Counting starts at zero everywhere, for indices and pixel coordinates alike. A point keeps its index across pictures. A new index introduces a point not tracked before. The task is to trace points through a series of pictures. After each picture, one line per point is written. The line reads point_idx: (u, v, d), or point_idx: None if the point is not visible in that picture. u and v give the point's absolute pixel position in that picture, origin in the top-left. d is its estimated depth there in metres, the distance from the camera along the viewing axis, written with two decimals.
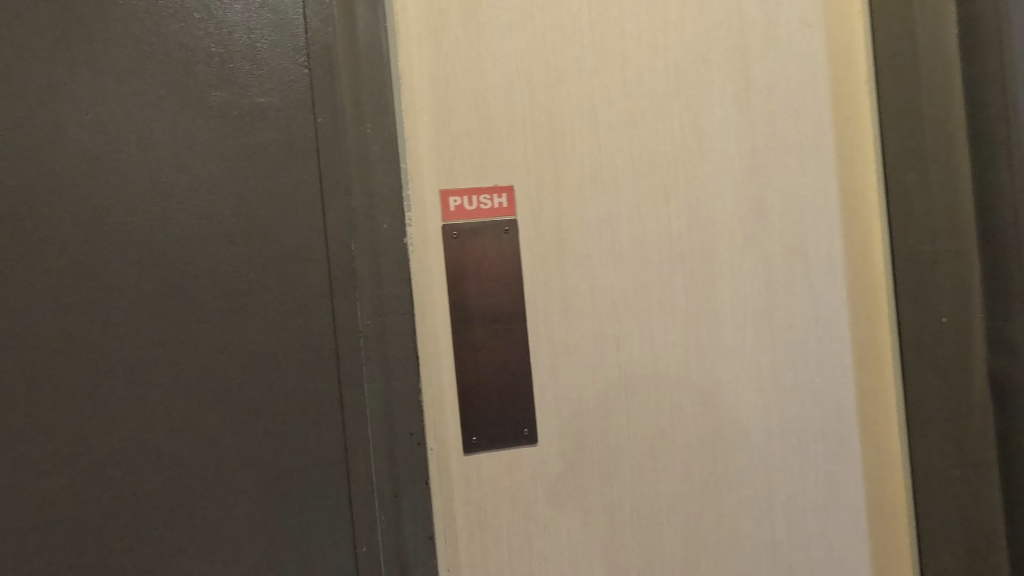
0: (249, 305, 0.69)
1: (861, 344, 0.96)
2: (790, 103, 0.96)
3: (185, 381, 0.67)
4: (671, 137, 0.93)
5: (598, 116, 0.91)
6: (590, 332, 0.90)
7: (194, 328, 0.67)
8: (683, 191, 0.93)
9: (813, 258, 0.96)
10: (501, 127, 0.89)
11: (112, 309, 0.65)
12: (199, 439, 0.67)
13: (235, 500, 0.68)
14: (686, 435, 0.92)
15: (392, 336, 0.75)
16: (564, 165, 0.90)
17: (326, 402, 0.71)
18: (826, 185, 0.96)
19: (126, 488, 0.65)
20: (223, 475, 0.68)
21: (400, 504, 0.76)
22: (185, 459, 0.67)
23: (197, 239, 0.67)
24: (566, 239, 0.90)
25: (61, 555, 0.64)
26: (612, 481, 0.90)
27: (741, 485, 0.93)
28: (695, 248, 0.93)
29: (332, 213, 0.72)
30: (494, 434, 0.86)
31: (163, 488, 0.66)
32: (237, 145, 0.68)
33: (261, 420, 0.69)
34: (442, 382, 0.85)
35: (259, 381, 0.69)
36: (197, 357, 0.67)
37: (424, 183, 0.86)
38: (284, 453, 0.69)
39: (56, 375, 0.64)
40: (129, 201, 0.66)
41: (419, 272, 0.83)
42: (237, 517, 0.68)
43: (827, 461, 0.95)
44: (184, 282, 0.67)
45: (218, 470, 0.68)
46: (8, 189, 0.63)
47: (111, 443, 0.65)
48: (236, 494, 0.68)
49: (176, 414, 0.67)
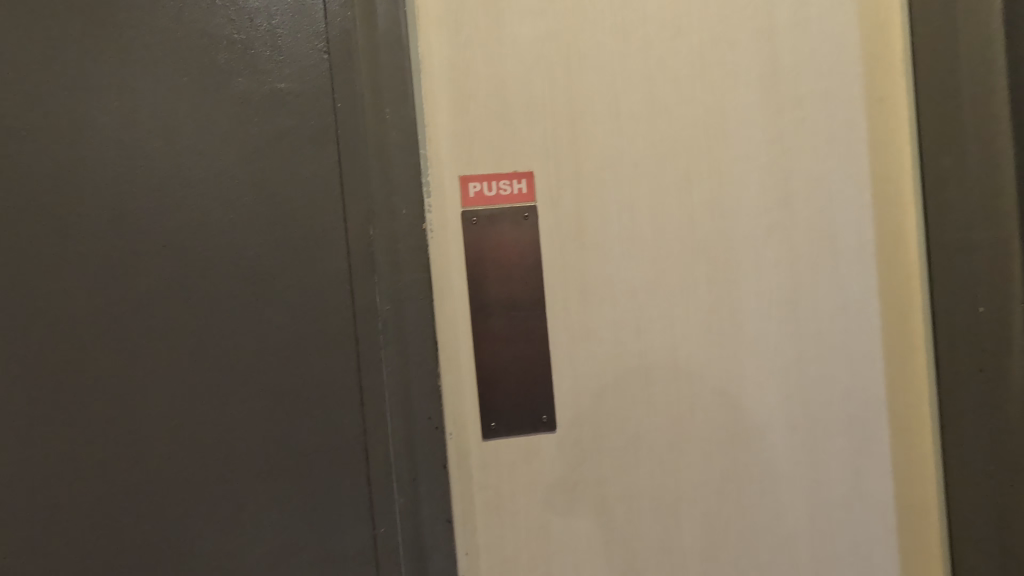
0: (270, 289, 0.70)
1: (892, 334, 0.93)
2: (820, 85, 0.93)
3: (210, 363, 0.69)
4: (694, 121, 0.91)
5: (619, 100, 0.90)
6: (609, 320, 0.89)
7: (218, 311, 0.69)
8: (707, 177, 0.91)
9: (842, 246, 0.93)
10: (521, 113, 0.88)
11: (140, 292, 0.68)
12: (223, 420, 0.69)
13: (257, 479, 0.70)
14: (707, 424, 0.91)
15: (410, 321, 0.76)
16: (584, 150, 0.89)
17: (345, 385, 0.72)
18: (857, 169, 0.93)
19: (155, 465, 0.68)
20: (246, 455, 0.70)
21: (418, 488, 0.76)
22: (210, 439, 0.69)
23: (220, 224, 0.69)
24: (586, 226, 0.89)
25: (95, 527, 0.67)
26: (631, 470, 0.89)
27: (763, 476, 0.91)
28: (717, 235, 0.91)
29: (352, 199, 0.72)
30: (512, 420, 0.86)
31: (190, 466, 0.69)
32: (258, 132, 0.69)
33: (283, 402, 0.70)
34: (460, 368, 0.85)
35: (280, 364, 0.70)
36: (221, 340, 0.69)
37: (444, 169, 0.86)
38: (304, 435, 0.71)
39: (89, 355, 0.67)
40: (156, 187, 0.68)
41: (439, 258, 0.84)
42: (259, 496, 0.70)
43: (853, 454, 0.93)
44: (208, 266, 0.69)
45: (242, 450, 0.69)
46: (45, 176, 0.66)
47: (141, 422, 0.68)
48: (258, 473, 0.70)
49: (202, 394, 0.69)
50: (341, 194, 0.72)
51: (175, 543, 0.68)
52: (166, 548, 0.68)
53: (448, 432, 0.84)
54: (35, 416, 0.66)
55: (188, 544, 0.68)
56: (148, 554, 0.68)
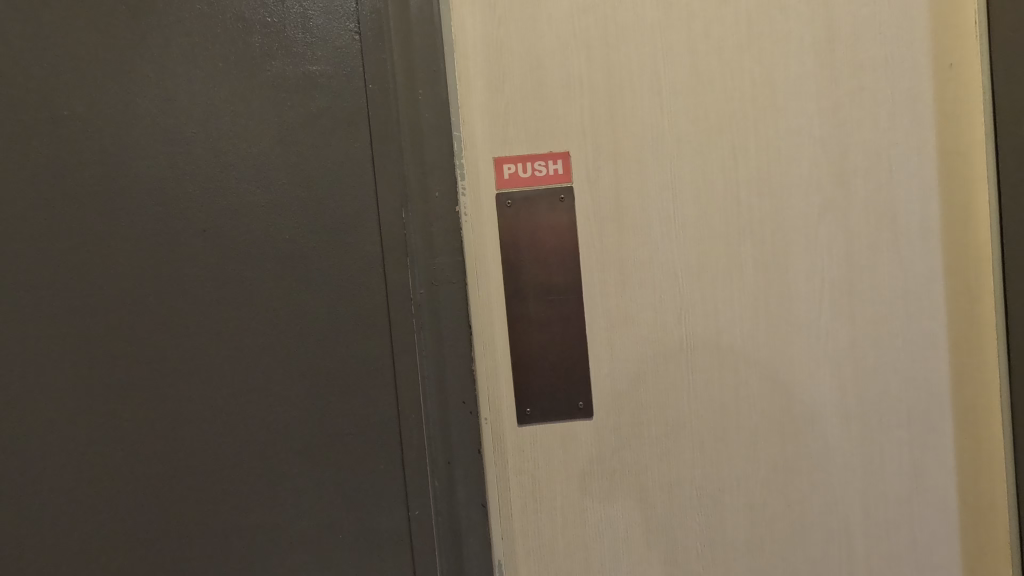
0: (305, 273, 0.70)
1: (959, 320, 0.87)
2: (881, 50, 0.86)
3: (250, 346, 0.70)
4: (741, 95, 0.86)
5: (660, 75, 0.86)
6: (650, 304, 0.86)
7: (256, 295, 0.70)
8: (754, 154, 0.86)
9: (903, 225, 0.86)
10: (557, 91, 0.85)
11: (182, 275, 0.69)
12: (263, 401, 0.71)
13: (295, 459, 0.71)
14: (753, 414, 0.87)
15: (444, 305, 0.75)
16: (622, 128, 0.86)
17: (380, 368, 0.72)
18: (922, 141, 0.86)
19: (200, 444, 0.70)
20: (285, 436, 0.71)
21: (453, 472, 0.76)
22: (250, 421, 0.71)
23: (258, 209, 0.70)
24: (625, 208, 0.86)
25: (148, 504, 0.70)
26: (671, 459, 0.87)
27: (812, 469, 0.87)
28: (766, 216, 0.86)
29: (384, 181, 0.72)
30: (548, 406, 0.85)
31: (233, 446, 0.71)
32: (292, 116, 0.70)
33: (320, 384, 0.71)
34: (496, 353, 0.84)
35: (317, 347, 0.71)
36: (260, 323, 0.70)
37: (478, 151, 0.84)
38: (340, 417, 0.71)
39: (137, 337, 0.69)
40: (195, 173, 0.69)
41: (474, 240, 0.83)
42: (298, 477, 0.71)
43: (913, 447, 0.87)
44: (247, 251, 0.70)
45: (281, 431, 0.71)
46: (92, 164, 0.68)
47: (187, 403, 0.70)
48: (297, 453, 0.71)
49: (242, 375, 0.70)
50: (374, 176, 0.71)
51: (221, 520, 0.71)
52: (213, 525, 0.71)
53: (483, 417, 0.84)
54: (89, 395, 0.69)
55: (233, 522, 0.71)
56: (196, 529, 0.70)
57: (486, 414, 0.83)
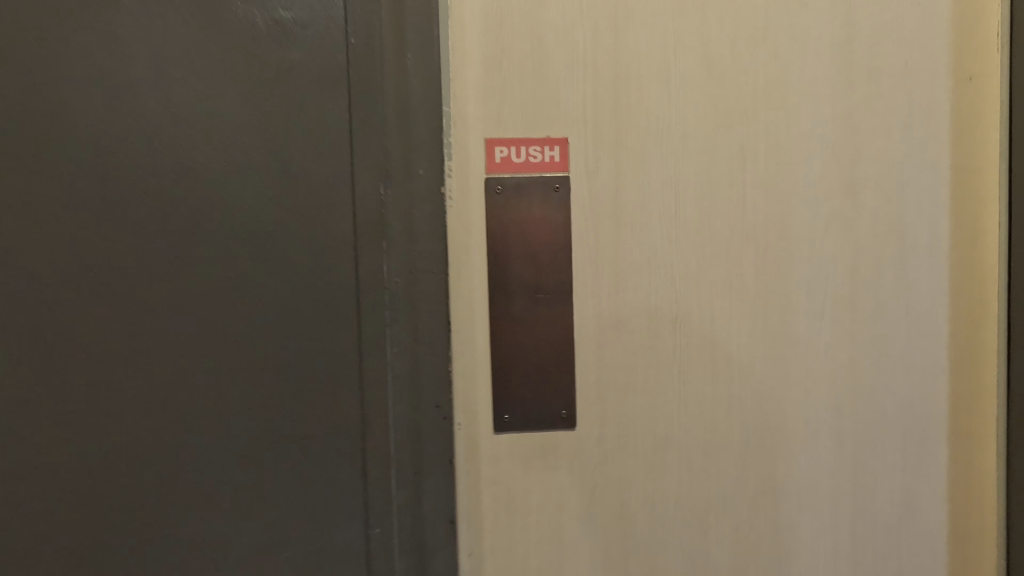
0: (266, 250, 0.62)
1: (960, 345, 0.83)
2: (901, 56, 0.81)
3: (193, 330, 0.61)
4: (753, 93, 0.80)
5: (670, 64, 0.80)
6: (643, 310, 0.80)
7: (205, 271, 0.61)
8: (762, 157, 0.81)
9: (911, 242, 0.82)
10: (559, 72, 0.78)
11: (117, 243, 0.59)
12: (206, 395, 0.61)
13: (241, 466, 0.62)
14: (744, 433, 0.82)
15: (422, 296, 0.69)
16: (626, 118, 0.79)
17: (344, 363, 0.64)
18: (935, 154, 0.82)
19: (124, 442, 0.60)
20: (229, 435, 0.62)
21: (422, 482, 0.70)
22: (191, 417, 0.61)
23: (212, 173, 0.60)
24: (623, 204, 0.80)
25: (52, 511, 0.59)
26: (657, 476, 0.81)
27: (801, 492, 0.83)
28: (771, 222, 0.81)
29: (361, 152, 0.64)
30: (528, 414, 0.78)
31: (166, 444, 0.61)
32: (260, 68, 0.61)
33: (274, 378, 0.62)
34: (476, 352, 0.77)
35: (273, 335, 0.62)
36: (208, 304, 0.61)
37: (469, 130, 0.77)
38: (296, 419, 0.63)
39: (54, 314, 0.58)
40: (139, 124, 0.59)
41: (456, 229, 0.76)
42: (240, 483, 0.62)
43: (906, 474, 0.83)
44: (197, 220, 0.60)
45: (225, 429, 0.61)
46: (10, 101, 0.56)
47: (114, 392, 0.60)
48: (243, 456, 0.62)
49: (183, 365, 0.61)
50: (351, 145, 0.63)
51: (148, 533, 0.60)
52: (138, 539, 0.60)
53: (455, 422, 0.77)
54: None
55: (162, 536, 0.61)
56: (118, 544, 0.60)
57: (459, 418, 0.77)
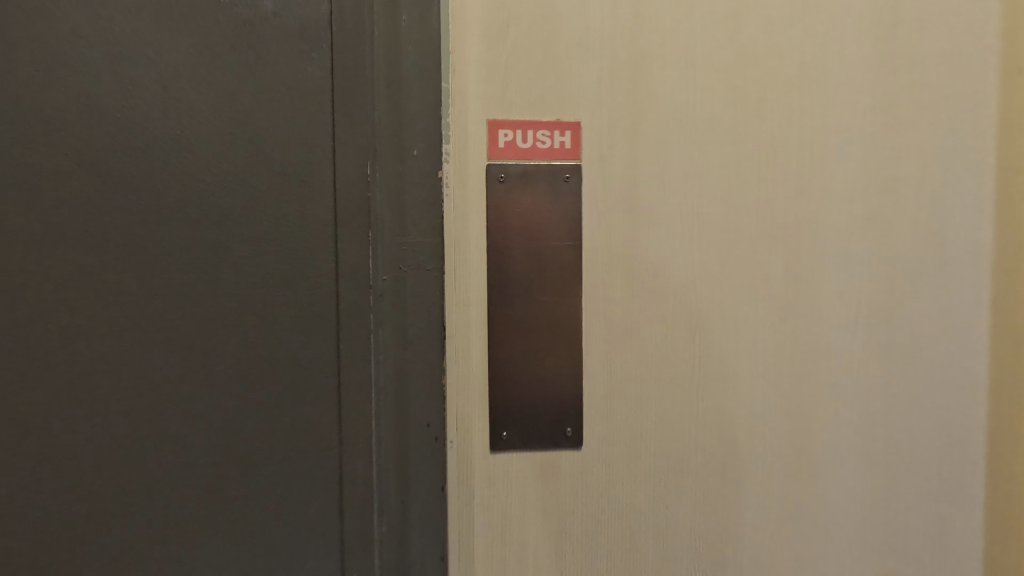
0: (226, 239, 0.51)
1: (1001, 362, 0.76)
2: (946, 44, 0.74)
3: (129, 340, 0.49)
4: (785, 79, 0.73)
5: (695, 42, 0.71)
6: (659, 317, 0.72)
7: (148, 267, 0.50)
8: (793, 150, 0.73)
9: (952, 249, 0.75)
10: (572, 47, 0.70)
11: (35, 223, 0.47)
12: (147, 414, 0.50)
13: (190, 499, 0.51)
14: (766, 456, 0.74)
15: (413, 296, 0.60)
16: (645, 101, 0.71)
17: (318, 376, 0.54)
18: (979, 153, 0.75)
19: (38, 478, 0.48)
20: (174, 466, 0.51)
21: (408, 511, 0.61)
22: (126, 441, 0.49)
23: (159, 149, 0.50)
24: (640, 198, 0.71)
25: None
26: (670, 503, 0.73)
27: (826, 521, 0.75)
28: (802, 222, 0.73)
29: (343, 128, 0.54)
30: (528, 431, 0.70)
31: (92, 475, 0.49)
32: (223, 18, 0.50)
33: (233, 394, 0.52)
34: (472, 361, 0.69)
35: (232, 344, 0.51)
36: (149, 308, 0.50)
37: (470, 109, 0.68)
38: (260, 442, 0.52)
39: None
40: (67, 76, 0.47)
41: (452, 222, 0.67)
42: (188, 525, 0.51)
43: (940, 502, 0.76)
44: (139, 204, 0.49)
45: (171, 459, 0.50)
46: None
47: (25, 409, 0.47)
48: (193, 493, 0.51)
49: (117, 377, 0.49)
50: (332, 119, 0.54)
51: None
52: None
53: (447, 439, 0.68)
54: None
55: None
56: None
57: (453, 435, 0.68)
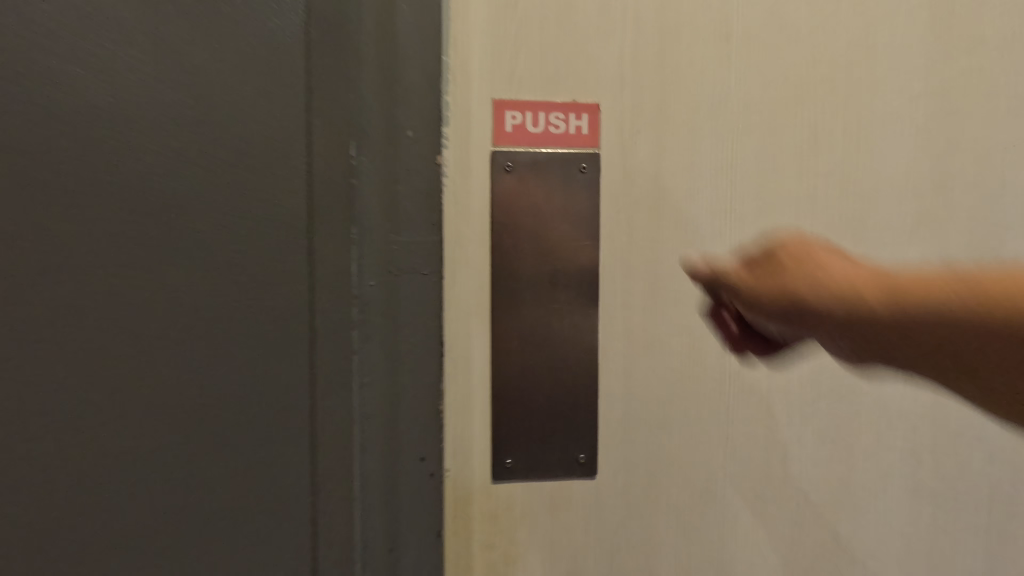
0: (167, 235, 0.40)
1: None
2: (1008, 26, 0.66)
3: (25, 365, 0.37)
4: (831, 60, 0.64)
5: (732, 16, 0.63)
6: (686, 328, 0.63)
7: (63, 278, 0.38)
8: (840, 141, 0.65)
9: (1009, 255, 0.67)
10: (592, 17, 0.60)
11: None
12: (55, 463, 0.38)
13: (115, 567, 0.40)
14: (804, 486, 0.66)
15: (404, 305, 0.50)
16: (674, 82, 0.62)
17: (287, 402, 0.43)
18: None
19: None
20: (97, 531, 0.39)
21: (398, 560, 0.51)
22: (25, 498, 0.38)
23: (74, 119, 0.37)
24: (667, 193, 0.62)
25: None
26: (696, 539, 0.64)
27: (867, 558, 0.67)
28: (846, 223, 0.65)
29: (322, 101, 0.45)
30: (535, 458, 0.62)
31: None
32: None
33: (175, 434, 0.40)
34: (472, 378, 0.61)
35: (177, 373, 0.40)
36: (61, 328, 0.38)
37: (473, 87, 0.60)
38: (211, 492, 0.41)
39: None
40: None
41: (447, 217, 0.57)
42: None
43: (992, 538, 0.69)
44: (50, 196, 0.37)
45: (88, 517, 0.39)
46: None
47: None
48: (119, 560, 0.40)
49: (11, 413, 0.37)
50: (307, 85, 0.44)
51: None
52: None
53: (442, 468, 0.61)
54: None
55: None
56: None
57: (449, 462, 0.60)
